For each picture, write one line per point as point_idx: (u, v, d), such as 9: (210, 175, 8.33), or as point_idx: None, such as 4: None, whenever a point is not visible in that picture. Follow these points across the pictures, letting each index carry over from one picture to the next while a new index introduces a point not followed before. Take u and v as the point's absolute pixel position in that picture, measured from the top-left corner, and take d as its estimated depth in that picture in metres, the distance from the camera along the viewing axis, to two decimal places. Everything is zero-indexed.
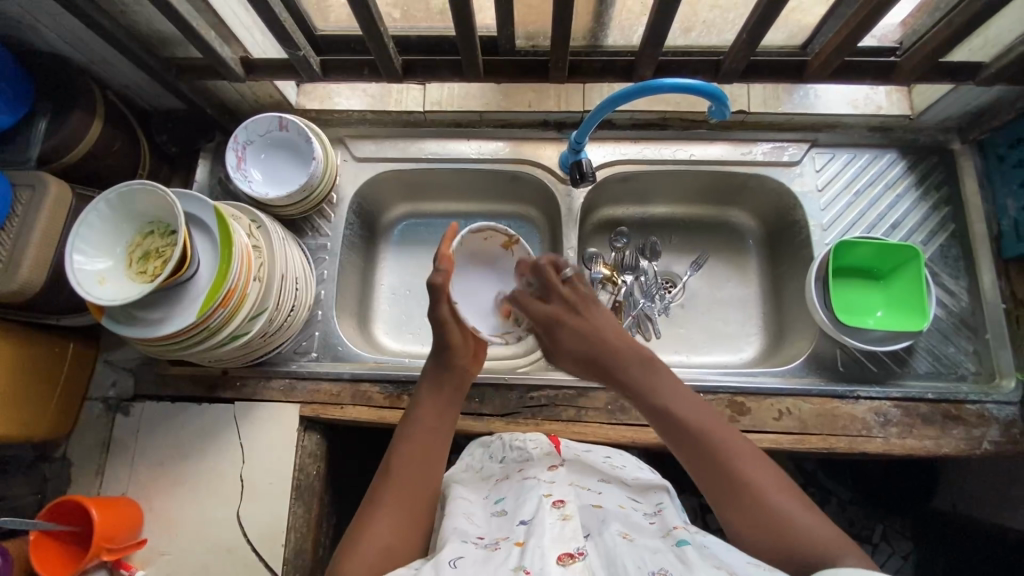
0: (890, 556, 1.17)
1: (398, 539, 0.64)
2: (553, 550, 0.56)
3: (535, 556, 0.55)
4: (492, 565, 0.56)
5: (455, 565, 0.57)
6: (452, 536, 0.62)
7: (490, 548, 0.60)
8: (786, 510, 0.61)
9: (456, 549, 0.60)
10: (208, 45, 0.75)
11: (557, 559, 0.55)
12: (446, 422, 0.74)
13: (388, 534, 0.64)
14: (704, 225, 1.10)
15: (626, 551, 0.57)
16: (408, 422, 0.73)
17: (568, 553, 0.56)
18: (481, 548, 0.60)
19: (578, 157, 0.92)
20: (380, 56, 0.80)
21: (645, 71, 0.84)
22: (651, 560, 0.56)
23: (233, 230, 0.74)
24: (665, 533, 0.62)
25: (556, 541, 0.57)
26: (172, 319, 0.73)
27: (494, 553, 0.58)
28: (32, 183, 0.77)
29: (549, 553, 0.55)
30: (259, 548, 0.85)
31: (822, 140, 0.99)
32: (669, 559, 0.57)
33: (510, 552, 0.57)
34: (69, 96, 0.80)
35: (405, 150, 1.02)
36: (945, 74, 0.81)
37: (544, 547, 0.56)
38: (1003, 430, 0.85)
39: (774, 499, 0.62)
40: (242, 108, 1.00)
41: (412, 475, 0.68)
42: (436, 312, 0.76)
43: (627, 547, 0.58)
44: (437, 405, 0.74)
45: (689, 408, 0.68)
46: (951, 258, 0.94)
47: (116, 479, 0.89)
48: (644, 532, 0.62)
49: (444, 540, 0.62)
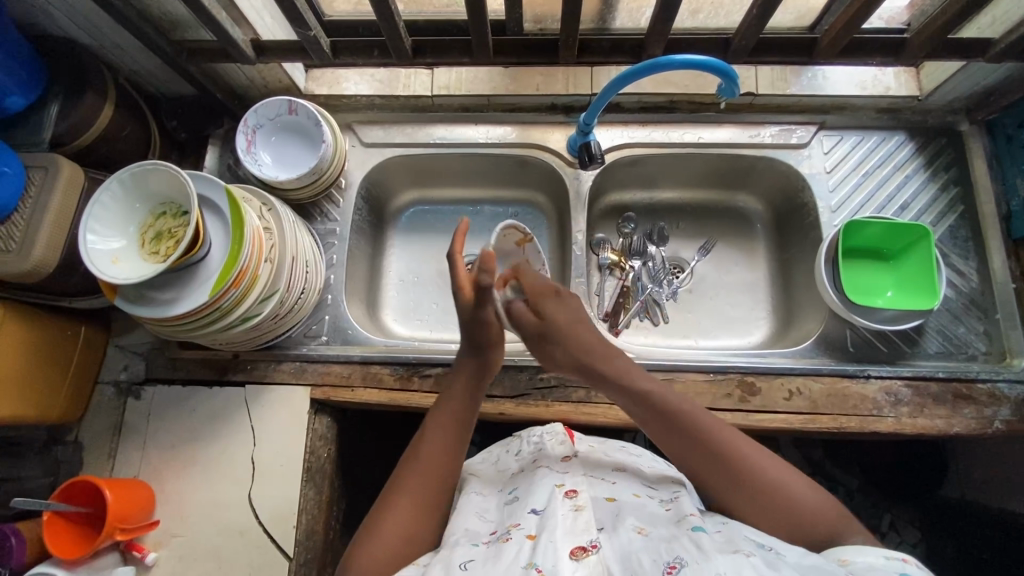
0: (899, 544, 1.14)
1: (416, 529, 0.66)
2: (566, 544, 0.56)
3: (547, 552, 0.55)
4: (504, 563, 0.56)
5: (466, 568, 0.57)
6: (463, 540, 0.63)
7: (500, 542, 0.60)
8: (794, 496, 0.62)
9: (467, 552, 0.60)
10: (221, 26, 0.76)
11: (569, 554, 0.55)
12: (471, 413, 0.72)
13: (408, 525, 0.65)
14: (711, 210, 1.10)
15: (640, 547, 0.56)
16: (437, 412, 0.72)
17: (581, 547, 0.56)
18: (491, 545, 0.60)
19: (586, 139, 0.93)
20: (390, 36, 0.81)
21: (655, 49, 0.84)
22: (666, 550, 0.55)
23: (244, 212, 0.74)
24: (679, 519, 0.62)
25: (569, 534, 0.57)
26: (185, 300, 0.73)
27: (505, 547, 0.59)
28: (45, 165, 0.77)
29: (562, 547, 0.56)
30: (271, 529, 0.85)
31: (830, 122, 0.99)
32: (684, 547, 0.55)
33: (522, 547, 0.57)
34: (80, 79, 0.81)
35: (414, 135, 1.02)
36: (954, 52, 0.81)
37: (556, 542, 0.56)
38: (1014, 409, 0.85)
39: (782, 487, 0.62)
40: (251, 93, 1.00)
41: (435, 470, 0.68)
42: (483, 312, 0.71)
43: (642, 543, 0.57)
44: (465, 398, 0.72)
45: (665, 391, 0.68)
46: (961, 238, 0.94)
47: (128, 461, 0.89)
48: (658, 523, 0.61)
49: (456, 541, 0.63)
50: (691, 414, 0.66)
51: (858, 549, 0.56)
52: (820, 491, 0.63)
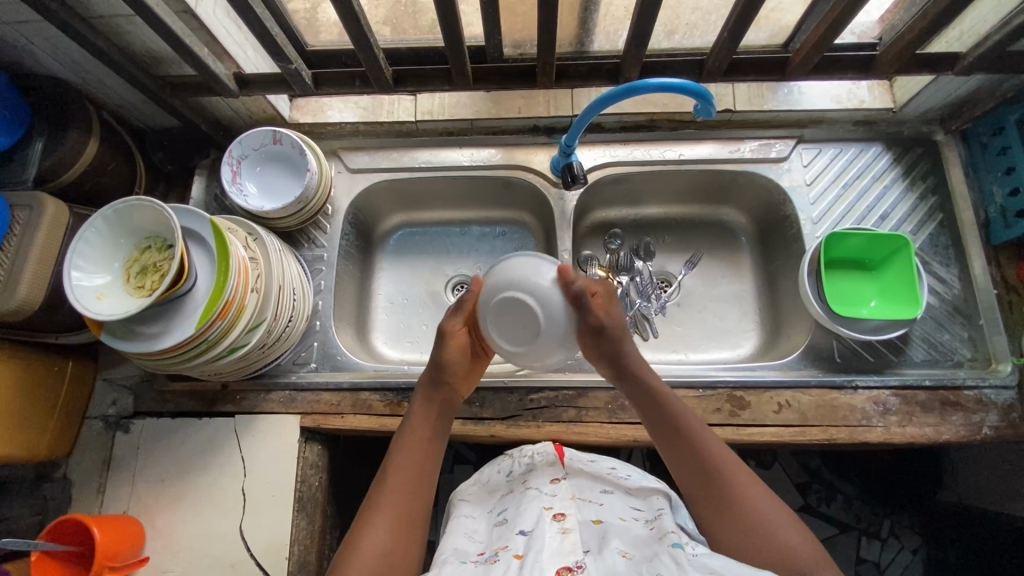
0: (900, 551, 1.14)
1: (398, 553, 0.64)
2: (552, 564, 0.56)
3: (533, 570, 0.55)
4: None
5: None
6: (451, 558, 0.63)
7: (489, 563, 0.60)
8: (772, 531, 0.63)
9: (455, 570, 0.60)
10: (202, 62, 0.77)
11: (555, 574, 0.55)
12: (437, 436, 0.74)
13: (388, 548, 0.64)
14: (697, 224, 1.11)
15: (623, 569, 0.56)
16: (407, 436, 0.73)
17: (566, 567, 0.56)
18: (479, 565, 0.60)
19: (568, 160, 0.94)
20: (370, 66, 0.82)
21: (631, 72, 0.86)
22: (649, 570, 0.55)
23: (228, 241, 0.74)
24: (661, 536, 0.61)
25: (555, 555, 0.57)
26: (170, 333, 0.73)
27: (493, 567, 0.58)
28: (30, 203, 0.77)
29: (547, 568, 0.55)
30: (263, 561, 0.84)
31: (809, 136, 1.01)
32: (664, 563, 0.56)
33: (508, 566, 0.57)
34: (63, 117, 0.81)
35: (399, 159, 1.03)
36: (923, 66, 0.83)
37: (542, 562, 0.56)
38: (1003, 415, 0.86)
39: (758, 514, 0.64)
40: (236, 123, 1.01)
41: (407, 488, 0.69)
42: (450, 321, 0.77)
43: (626, 566, 0.56)
44: (430, 425, 0.74)
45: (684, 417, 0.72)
46: (941, 246, 0.95)
47: (118, 497, 0.88)
48: (642, 544, 0.61)
49: (443, 560, 0.63)
50: (701, 434, 0.71)
51: None
52: (802, 532, 0.63)
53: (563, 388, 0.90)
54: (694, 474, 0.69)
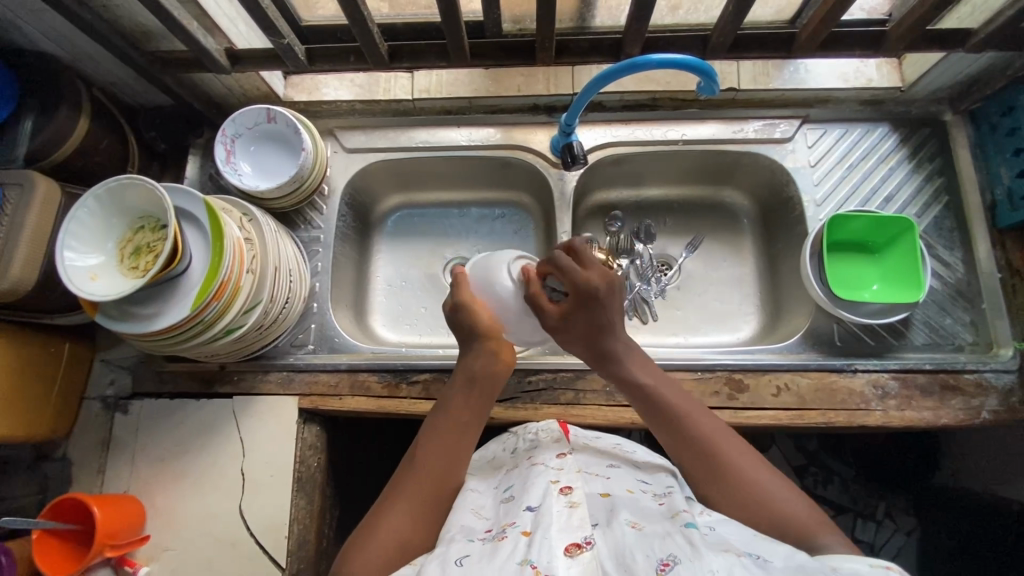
0: (894, 533, 1.15)
1: (415, 537, 0.65)
2: (560, 541, 0.55)
3: (542, 549, 0.54)
4: (499, 560, 0.55)
5: (461, 564, 0.56)
6: (458, 534, 0.62)
7: (496, 540, 0.59)
8: (753, 480, 0.65)
9: (462, 548, 0.59)
10: (191, 36, 0.75)
11: (564, 551, 0.54)
12: (471, 422, 0.72)
13: (405, 531, 0.65)
14: (698, 206, 1.09)
15: (633, 542, 0.55)
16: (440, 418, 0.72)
17: (575, 544, 0.55)
18: (487, 543, 0.59)
19: (568, 140, 0.92)
20: (366, 42, 0.80)
21: (633, 48, 0.84)
22: (660, 546, 0.54)
23: (222, 221, 0.73)
24: (672, 515, 0.61)
25: (563, 531, 0.57)
26: (167, 314, 0.72)
27: (501, 545, 0.58)
28: (19, 181, 0.76)
29: (557, 545, 0.55)
30: (262, 540, 0.85)
31: (814, 115, 0.99)
32: (677, 544, 0.55)
33: (517, 543, 0.56)
34: (53, 94, 0.80)
35: (396, 139, 1.01)
36: (934, 42, 0.81)
37: (551, 539, 0.55)
38: (1002, 399, 0.85)
39: (754, 482, 0.65)
40: (230, 101, 1.00)
41: (438, 469, 0.69)
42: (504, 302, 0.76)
43: (635, 537, 0.56)
44: (468, 406, 0.72)
45: (666, 390, 0.71)
46: (946, 229, 0.94)
47: (118, 476, 0.89)
48: (652, 518, 0.60)
49: (450, 537, 0.62)
50: (665, 383, 0.71)
51: (845, 557, 0.56)
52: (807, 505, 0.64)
53: (562, 370, 0.90)
54: (665, 432, 0.70)
